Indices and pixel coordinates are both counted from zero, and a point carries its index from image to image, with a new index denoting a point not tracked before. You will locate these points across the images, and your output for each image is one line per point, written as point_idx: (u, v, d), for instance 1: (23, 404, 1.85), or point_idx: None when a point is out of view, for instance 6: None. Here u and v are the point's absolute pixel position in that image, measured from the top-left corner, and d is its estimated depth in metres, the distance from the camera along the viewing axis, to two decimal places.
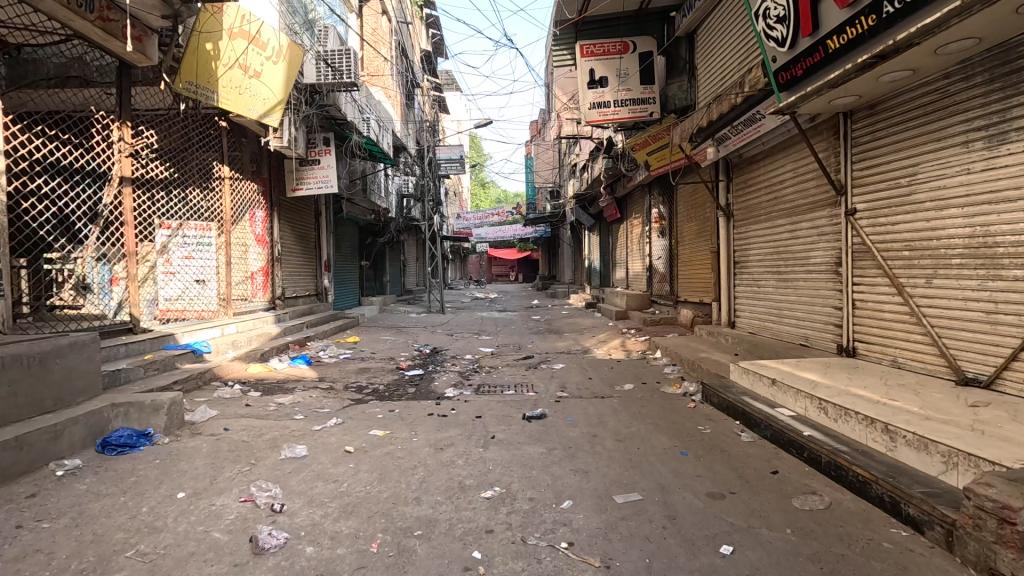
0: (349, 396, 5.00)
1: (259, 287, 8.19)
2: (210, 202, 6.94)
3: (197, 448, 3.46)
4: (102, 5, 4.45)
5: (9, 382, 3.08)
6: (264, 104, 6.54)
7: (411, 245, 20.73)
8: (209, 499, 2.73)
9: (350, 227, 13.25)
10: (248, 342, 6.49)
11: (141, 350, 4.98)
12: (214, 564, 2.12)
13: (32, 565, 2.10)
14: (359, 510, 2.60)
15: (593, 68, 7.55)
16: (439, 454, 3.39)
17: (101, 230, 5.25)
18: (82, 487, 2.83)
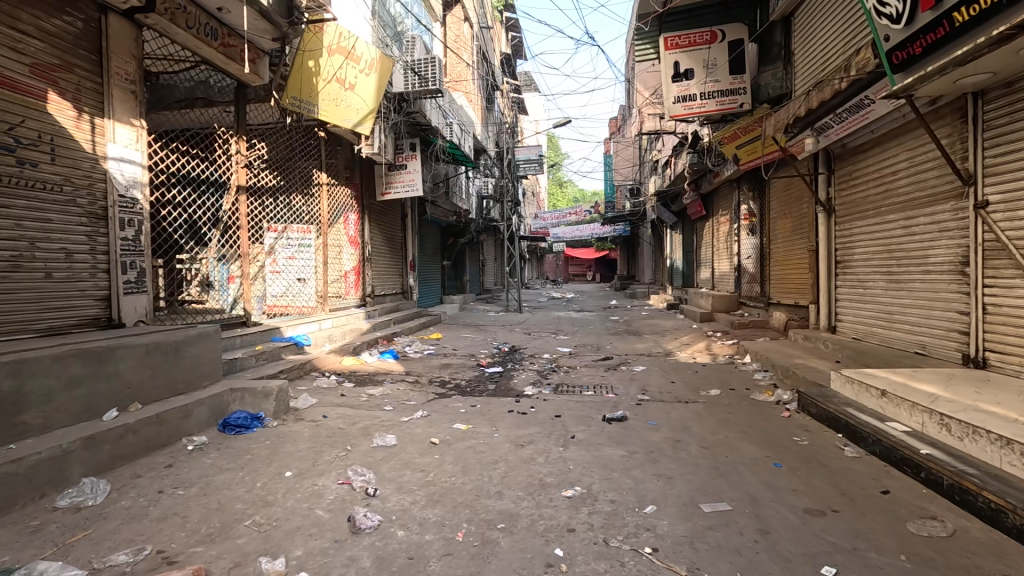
0: (433, 390, 5.23)
1: (352, 285, 8.78)
2: (311, 206, 7.55)
3: (301, 432, 3.80)
4: (224, 33, 5.03)
5: (152, 365, 3.56)
6: (358, 114, 7.02)
7: (489, 246, 21.20)
8: (312, 479, 2.98)
9: (433, 229, 13.81)
10: (342, 336, 7.01)
11: (253, 342, 5.53)
12: (317, 539, 2.32)
13: (172, 526, 2.41)
14: (444, 499, 2.72)
15: (679, 60, 7.27)
16: (519, 451, 3.45)
17: (221, 232, 5.84)
18: (207, 461, 3.20)
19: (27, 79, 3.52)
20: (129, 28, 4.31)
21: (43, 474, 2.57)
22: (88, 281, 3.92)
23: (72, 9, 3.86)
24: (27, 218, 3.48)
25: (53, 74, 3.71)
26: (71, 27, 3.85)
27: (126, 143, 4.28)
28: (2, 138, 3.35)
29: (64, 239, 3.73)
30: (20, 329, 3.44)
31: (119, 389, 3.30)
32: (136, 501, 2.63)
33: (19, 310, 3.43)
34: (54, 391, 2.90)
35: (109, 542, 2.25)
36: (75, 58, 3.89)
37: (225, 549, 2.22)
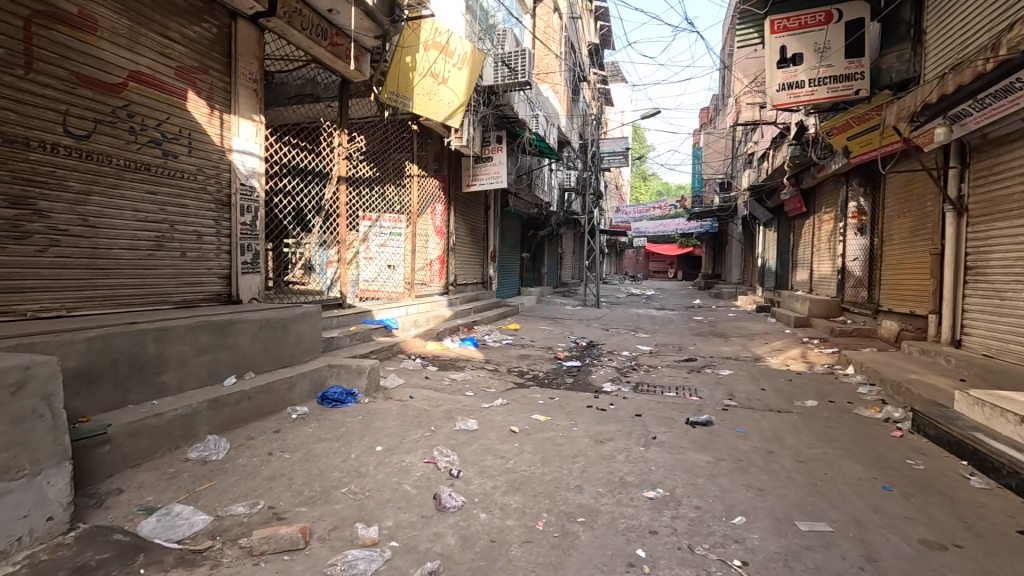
0: (512, 379, 5.34)
1: (436, 273, 9.11)
2: (403, 197, 7.95)
3: (389, 410, 4.03)
4: (333, 33, 5.40)
5: (263, 339, 3.93)
6: (449, 107, 7.16)
7: (569, 238, 21.04)
8: (401, 456, 3.15)
9: (514, 221, 13.96)
10: (427, 322, 7.33)
11: (348, 323, 5.94)
12: (406, 512, 2.45)
13: (280, 485, 2.66)
14: (525, 487, 2.77)
15: (786, 45, 6.74)
16: (598, 447, 3.42)
17: (323, 219, 6.25)
18: (309, 429, 3.49)
19: (172, 80, 3.99)
20: (254, 32, 4.74)
21: (177, 429, 2.94)
22: (214, 261, 4.40)
23: (209, 16, 4.31)
24: (168, 203, 3.96)
25: (192, 76, 4.17)
26: (207, 34, 4.30)
27: (249, 137, 4.73)
28: (151, 133, 3.83)
29: (196, 223, 4.21)
30: (161, 301, 3.93)
31: (237, 359, 3.68)
32: (250, 460, 2.94)
33: (161, 285, 3.92)
34: (187, 356, 3.28)
35: (230, 494, 2.53)
36: (210, 61, 4.34)
37: (325, 512, 2.41)
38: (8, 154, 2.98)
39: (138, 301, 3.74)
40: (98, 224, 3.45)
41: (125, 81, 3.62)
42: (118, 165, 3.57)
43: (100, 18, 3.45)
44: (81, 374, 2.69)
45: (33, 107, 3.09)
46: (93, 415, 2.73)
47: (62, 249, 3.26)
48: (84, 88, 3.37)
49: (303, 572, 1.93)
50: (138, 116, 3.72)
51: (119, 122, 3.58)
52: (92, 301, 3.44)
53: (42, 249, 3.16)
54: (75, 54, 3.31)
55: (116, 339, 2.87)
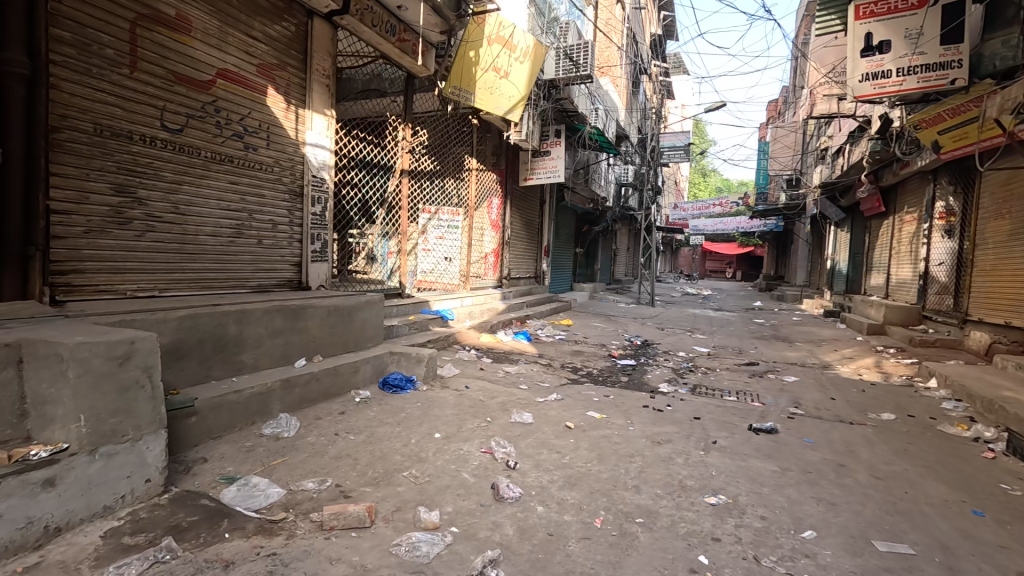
0: (566, 375, 5.32)
1: (491, 267, 9.20)
2: (461, 190, 8.08)
3: (447, 399, 4.12)
4: (401, 29, 5.53)
5: (331, 324, 4.10)
6: (509, 101, 7.23)
7: (623, 235, 20.68)
8: (459, 444, 3.22)
9: (568, 215, 13.86)
10: (482, 314, 7.44)
11: (406, 312, 6.12)
12: (466, 499, 2.50)
13: (346, 465, 2.78)
14: (581, 483, 2.76)
15: (873, 31, 6.28)
16: (656, 448, 3.35)
17: (385, 211, 6.54)
18: (371, 413, 3.63)
19: (253, 76, 4.22)
20: (328, 30, 4.93)
21: (253, 406, 3.13)
22: (287, 248, 4.65)
23: (288, 16, 4.52)
24: (248, 194, 4.21)
25: (272, 73, 4.40)
26: (286, 32, 4.52)
27: (321, 130, 4.94)
28: (235, 127, 4.07)
29: (272, 213, 4.45)
30: (240, 285, 4.19)
31: (307, 342, 3.87)
32: (319, 439, 3.09)
33: (240, 270, 4.18)
34: (263, 337, 3.48)
35: (301, 470, 2.68)
36: (288, 58, 4.56)
37: (388, 494, 2.50)
38: (114, 146, 3.26)
39: (220, 284, 4.01)
40: (187, 212, 3.72)
41: (213, 78, 3.87)
42: (206, 157, 3.83)
43: (194, 20, 3.70)
44: (172, 350, 2.91)
45: (136, 102, 3.37)
46: (182, 388, 2.95)
47: (157, 234, 3.54)
48: (178, 85, 3.63)
49: (370, 549, 2.01)
50: (224, 111, 3.97)
51: (208, 116, 3.84)
52: (181, 283, 3.72)
53: (140, 233, 3.44)
54: (172, 53, 3.57)
55: (202, 319, 3.09)
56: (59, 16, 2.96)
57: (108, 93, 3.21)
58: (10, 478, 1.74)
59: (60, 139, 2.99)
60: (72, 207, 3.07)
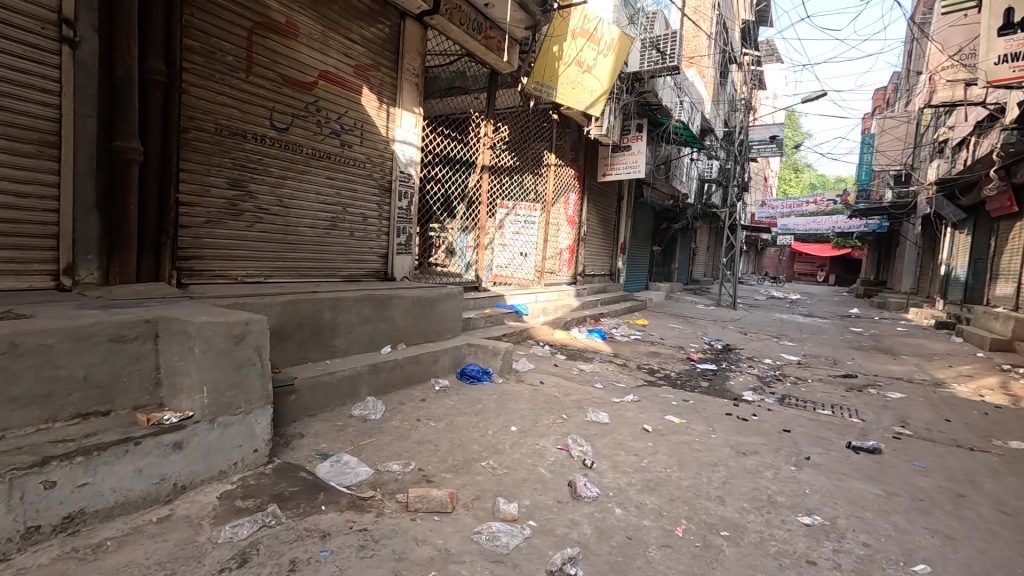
0: (642, 376, 5.19)
1: (565, 262, 9.15)
2: (539, 185, 8.10)
3: (522, 393, 4.15)
4: (487, 27, 5.61)
5: (414, 314, 4.27)
6: (591, 96, 7.09)
7: (704, 233, 19.76)
8: (535, 439, 3.23)
9: (646, 212, 13.47)
10: (555, 310, 7.42)
11: (483, 305, 6.23)
12: (543, 494, 2.51)
13: (428, 451, 2.89)
14: (661, 489, 2.68)
15: (1013, 7, 5.53)
16: (742, 459, 3.17)
17: (466, 206, 6.65)
18: (450, 402, 3.74)
19: (351, 77, 4.46)
20: (419, 30, 5.11)
21: (344, 387, 3.34)
22: (375, 241, 4.88)
23: (383, 18, 4.73)
24: (343, 189, 4.47)
25: (367, 73, 4.63)
26: (381, 34, 4.73)
27: (409, 127, 5.14)
28: (333, 125, 4.33)
29: (363, 207, 4.70)
30: (332, 274, 4.46)
31: (392, 331, 4.06)
32: (402, 423, 3.24)
33: (333, 260, 4.45)
34: (353, 324, 3.69)
35: (386, 452, 2.81)
36: (381, 59, 4.78)
37: (468, 482, 2.57)
38: (230, 144, 3.58)
39: (315, 273, 4.29)
40: (290, 205, 4.02)
41: (315, 80, 4.14)
42: (307, 153, 4.11)
43: (301, 26, 3.98)
44: (276, 332, 3.17)
45: (250, 104, 3.68)
46: (283, 367, 3.22)
47: (263, 226, 3.85)
48: (286, 87, 3.91)
49: (453, 534, 2.07)
50: (324, 110, 4.23)
51: (309, 116, 4.11)
52: (283, 271, 4.03)
53: (250, 224, 3.76)
54: (281, 58, 3.86)
55: (302, 304, 3.32)
56: (190, 27, 3.30)
57: (227, 96, 3.54)
58: (147, 438, 1.99)
59: (187, 137, 3.33)
60: (195, 200, 3.41)
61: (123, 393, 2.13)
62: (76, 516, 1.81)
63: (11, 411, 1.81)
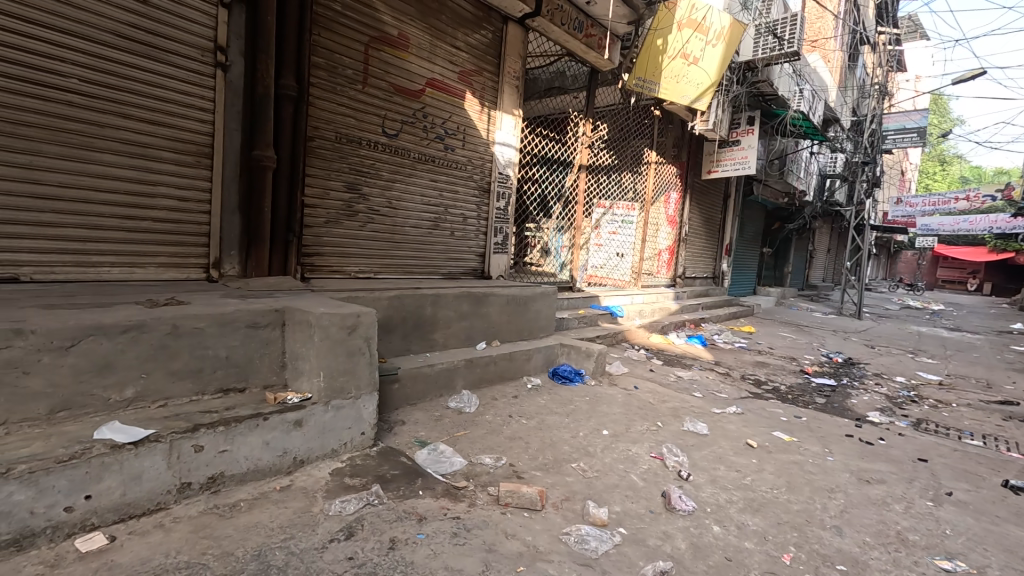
0: (747, 388, 4.83)
1: (664, 264, 8.80)
2: (638, 184, 7.85)
3: (615, 397, 4.07)
4: (588, 25, 5.56)
5: (509, 312, 4.35)
6: (696, 89, 6.75)
7: (825, 234, 17.91)
8: (627, 444, 3.15)
9: (756, 211, 12.52)
10: (652, 313, 7.17)
11: (576, 305, 6.20)
12: (635, 502, 2.44)
13: (519, 447, 2.93)
14: (766, 510, 2.48)
15: None
16: (865, 488, 2.83)
17: (562, 206, 6.58)
18: (542, 401, 3.76)
19: (455, 83, 4.66)
20: (520, 33, 5.20)
21: (442, 380, 3.50)
22: (473, 240, 5.05)
23: (487, 24, 4.88)
24: (445, 190, 4.68)
25: (471, 78, 4.80)
26: (484, 39, 4.88)
27: (509, 129, 5.26)
28: (438, 130, 4.56)
29: (463, 207, 4.89)
30: (433, 271, 4.70)
31: (488, 328, 4.17)
32: (495, 418, 3.32)
33: (434, 258, 4.68)
34: (451, 319, 3.85)
35: (480, 444, 2.91)
36: (485, 64, 4.93)
37: (558, 481, 2.57)
38: (347, 150, 3.91)
39: (418, 270, 4.54)
40: (397, 206, 4.29)
41: (423, 87, 4.38)
42: (414, 157, 4.36)
43: (412, 37, 4.23)
44: (383, 324, 3.40)
45: (365, 113, 3.99)
46: (388, 357, 3.45)
47: (374, 226, 4.15)
48: (397, 95, 4.18)
49: (542, 532, 2.09)
50: (430, 116, 4.47)
51: (417, 122, 4.36)
52: (390, 267, 4.31)
53: (363, 224, 4.08)
54: (393, 68, 4.14)
55: (407, 300, 3.52)
56: (317, 46, 3.65)
57: (346, 106, 3.87)
58: (274, 415, 2.24)
59: (312, 145, 3.69)
60: (316, 202, 3.76)
61: (256, 373, 2.42)
62: (218, 477, 2.08)
63: (172, 382, 2.13)
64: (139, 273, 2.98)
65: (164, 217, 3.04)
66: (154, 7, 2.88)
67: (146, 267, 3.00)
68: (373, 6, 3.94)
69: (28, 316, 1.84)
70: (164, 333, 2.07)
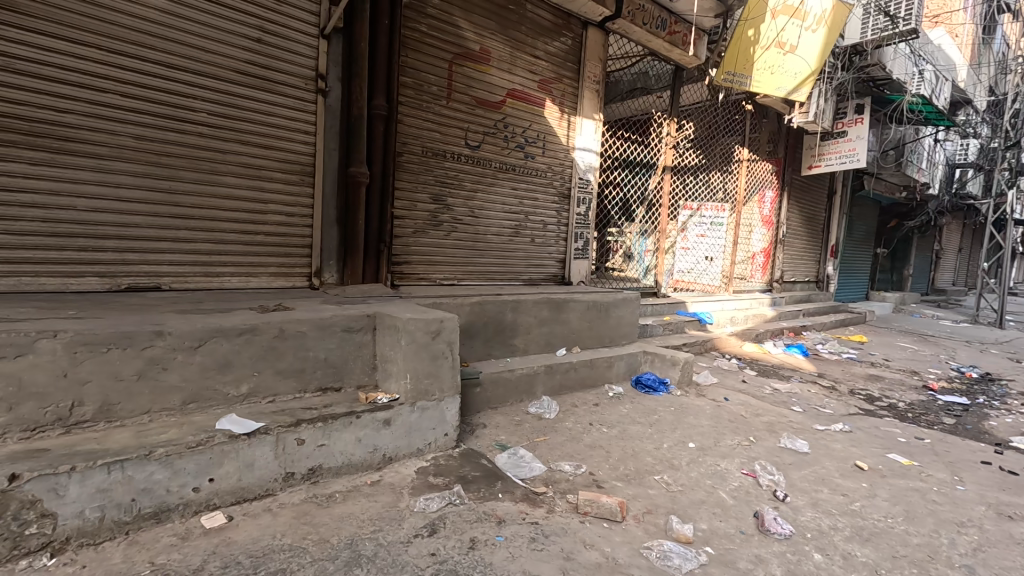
0: (857, 403, 4.37)
1: (759, 267, 8.26)
2: (729, 183, 7.43)
3: (702, 408, 3.87)
4: (671, 22, 5.40)
5: (589, 319, 4.31)
6: (795, 79, 6.20)
7: (955, 231, 15.78)
8: (716, 459, 2.98)
9: (868, 208, 11.34)
10: (745, 320, 6.73)
11: (661, 312, 5.99)
12: (724, 521, 2.30)
13: (599, 456, 2.89)
14: (877, 541, 2.23)
15: None
16: (1005, 524, 2.45)
17: (646, 209, 6.41)
18: (624, 410, 3.68)
19: (535, 91, 4.72)
20: (601, 37, 5.16)
21: (522, 385, 3.54)
22: (553, 246, 5.07)
23: (567, 30, 4.90)
24: (525, 198, 4.75)
25: (550, 86, 4.84)
26: (564, 46, 4.90)
27: (590, 134, 5.22)
28: (518, 139, 4.64)
29: (543, 214, 4.92)
30: (514, 277, 4.77)
31: (568, 334, 4.16)
32: (575, 425, 3.30)
33: (515, 265, 4.75)
34: (531, 325, 3.88)
35: (560, 451, 2.90)
36: (564, 70, 4.95)
37: (639, 493, 2.50)
38: (433, 163, 4.10)
39: (499, 276, 4.64)
40: (479, 215, 4.42)
41: (504, 98, 4.49)
42: (495, 167, 4.47)
43: (493, 51, 4.36)
44: (466, 329, 3.51)
45: (449, 126, 4.16)
46: (470, 361, 3.56)
47: (458, 235, 4.31)
48: (479, 107, 4.32)
49: (621, 544, 2.04)
50: (511, 126, 4.56)
51: (498, 132, 4.48)
52: (472, 274, 4.45)
53: (447, 233, 4.25)
54: (475, 82, 4.28)
55: (488, 305, 3.61)
56: (405, 67, 3.88)
57: (431, 121, 4.06)
58: (365, 413, 2.39)
59: (401, 160, 3.92)
60: (404, 214, 3.98)
61: (350, 374, 2.61)
62: (317, 469, 2.27)
63: (279, 381, 2.36)
64: (254, 281, 3.33)
65: (274, 231, 3.38)
66: (266, 44, 3.22)
67: (260, 277, 3.35)
68: (456, 24, 4.11)
69: (167, 319, 2.13)
70: (273, 336, 2.30)
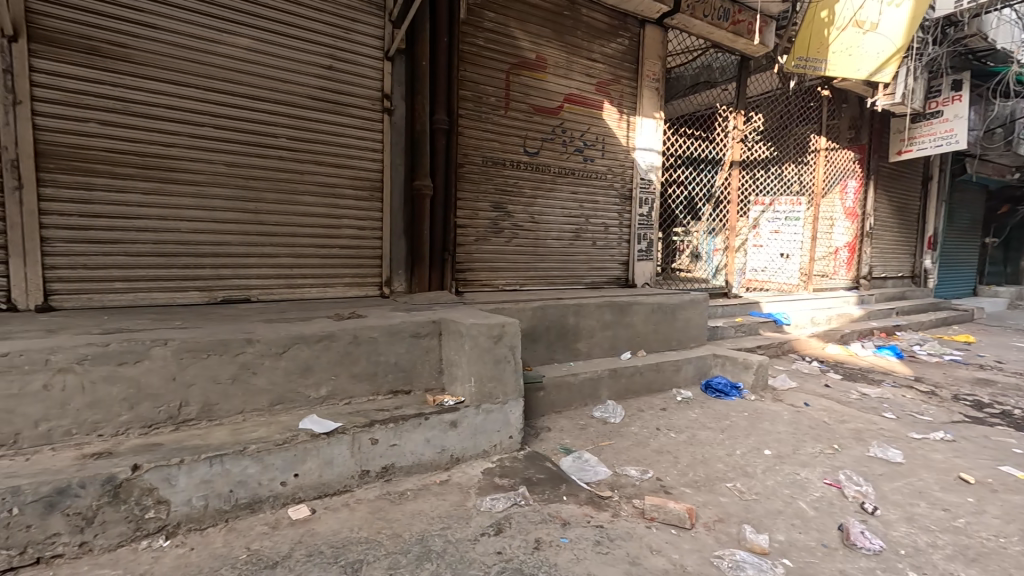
0: (962, 410, 3.95)
1: (843, 263, 7.79)
2: (805, 175, 6.99)
3: (780, 414, 3.67)
4: (735, 11, 5.20)
5: (654, 321, 4.21)
6: (877, 58, 5.63)
7: None
8: (794, 467, 2.82)
9: (972, 193, 10.22)
10: (829, 320, 6.28)
11: (733, 313, 5.73)
12: (803, 533, 2.17)
13: (667, 461, 2.82)
14: (984, 562, 2.01)
15: None
16: None
17: (712, 207, 6.16)
18: (693, 414, 3.57)
19: (591, 94, 4.70)
20: (658, 34, 5.07)
21: (586, 389, 3.53)
22: (615, 249, 5.01)
23: (623, 31, 4.85)
24: (585, 201, 4.74)
25: (608, 88, 4.81)
26: (621, 47, 4.86)
27: (651, 133, 5.13)
28: (576, 143, 4.64)
29: (604, 217, 4.88)
30: (576, 281, 4.77)
31: (632, 336, 4.09)
32: (641, 430, 3.24)
33: (576, 269, 4.75)
34: (594, 329, 3.86)
35: (624, 456, 2.87)
36: (622, 71, 4.90)
37: (709, 500, 2.41)
38: (493, 172, 4.20)
39: (560, 280, 4.66)
40: (539, 220, 4.46)
41: (561, 103, 4.52)
42: (554, 172, 4.50)
43: (549, 58, 4.41)
44: (528, 333, 3.56)
45: (508, 135, 4.25)
46: (534, 365, 3.60)
47: (519, 241, 4.38)
48: (536, 114, 4.38)
49: (691, 552, 1.99)
50: (569, 130, 4.58)
51: (556, 138, 4.51)
52: (534, 279, 4.50)
53: (508, 240, 4.33)
54: (532, 90, 4.35)
55: (550, 309, 3.64)
56: (464, 80, 4.02)
57: (490, 131, 4.17)
58: (433, 415, 2.50)
59: (462, 171, 4.05)
60: (467, 223, 4.11)
61: (419, 378, 2.73)
62: (389, 468, 2.40)
63: (354, 384, 2.52)
64: (331, 291, 3.57)
65: (348, 243, 3.61)
66: (337, 71, 3.47)
67: (336, 287, 3.59)
68: (512, 35, 4.20)
69: (257, 328, 2.35)
70: (348, 342, 2.47)
